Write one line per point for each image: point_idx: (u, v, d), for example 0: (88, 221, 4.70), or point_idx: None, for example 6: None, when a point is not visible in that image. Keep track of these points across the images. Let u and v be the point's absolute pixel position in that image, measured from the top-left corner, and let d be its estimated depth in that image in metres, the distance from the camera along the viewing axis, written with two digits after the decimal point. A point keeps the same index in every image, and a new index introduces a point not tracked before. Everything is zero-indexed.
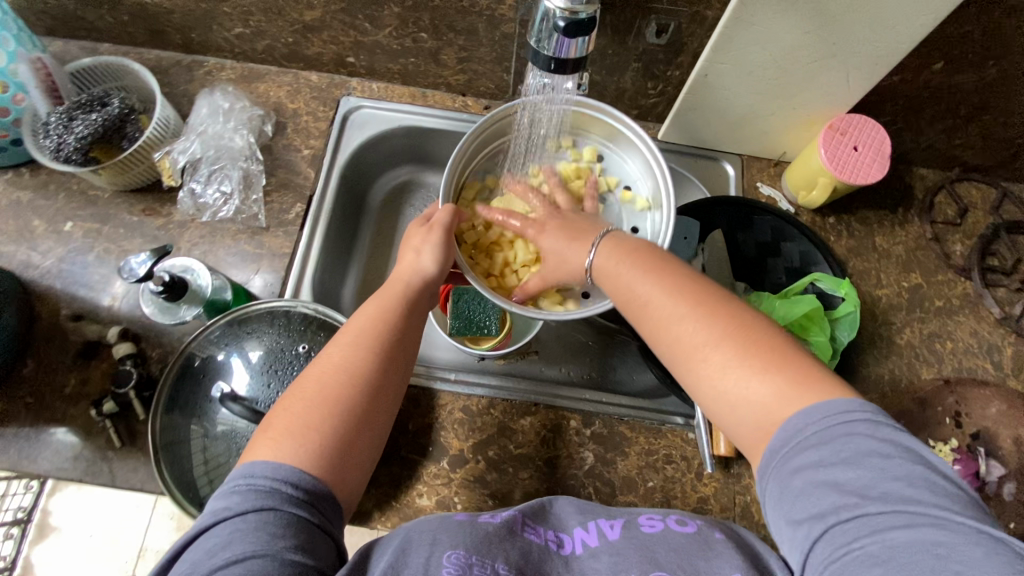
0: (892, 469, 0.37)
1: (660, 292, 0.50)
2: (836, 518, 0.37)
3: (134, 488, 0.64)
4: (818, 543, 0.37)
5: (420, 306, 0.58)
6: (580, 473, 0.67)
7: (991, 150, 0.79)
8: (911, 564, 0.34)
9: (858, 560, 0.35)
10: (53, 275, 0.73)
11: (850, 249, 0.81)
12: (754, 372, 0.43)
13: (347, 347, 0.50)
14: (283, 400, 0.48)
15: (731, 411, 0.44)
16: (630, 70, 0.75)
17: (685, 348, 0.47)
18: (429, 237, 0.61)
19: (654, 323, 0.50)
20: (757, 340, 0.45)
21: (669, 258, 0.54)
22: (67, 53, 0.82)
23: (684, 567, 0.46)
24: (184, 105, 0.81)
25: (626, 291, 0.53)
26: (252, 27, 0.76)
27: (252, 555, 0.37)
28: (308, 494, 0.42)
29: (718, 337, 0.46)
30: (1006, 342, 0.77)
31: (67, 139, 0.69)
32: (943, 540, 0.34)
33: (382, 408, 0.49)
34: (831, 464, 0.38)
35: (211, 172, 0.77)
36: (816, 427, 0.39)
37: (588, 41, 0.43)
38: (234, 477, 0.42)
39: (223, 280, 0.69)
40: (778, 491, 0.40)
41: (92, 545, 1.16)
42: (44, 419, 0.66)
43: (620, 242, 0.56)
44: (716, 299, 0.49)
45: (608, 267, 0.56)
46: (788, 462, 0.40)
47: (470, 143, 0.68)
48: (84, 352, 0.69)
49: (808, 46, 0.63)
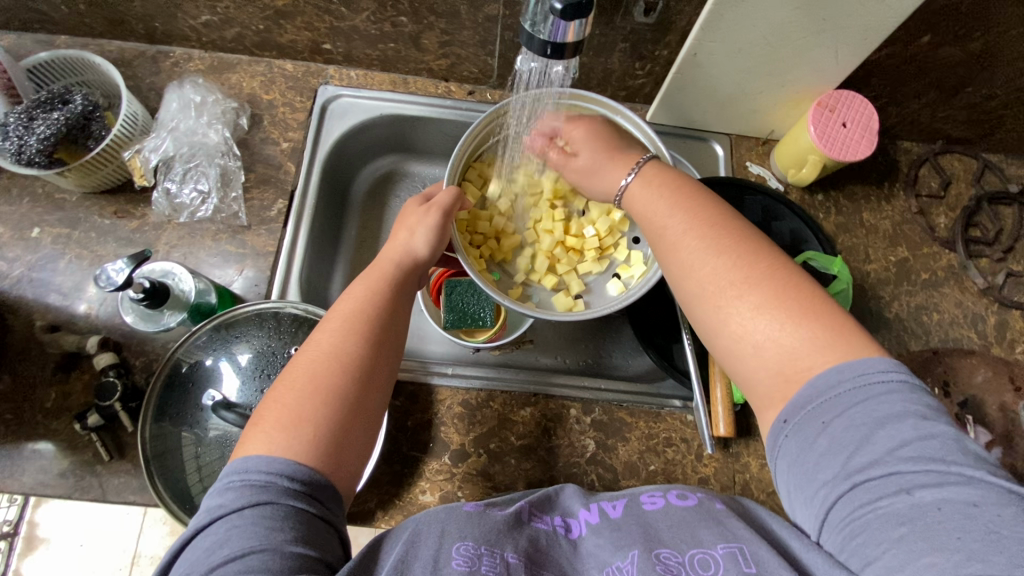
0: (925, 430, 0.36)
1: (695, 224, 0.49)
2: (862, 478, 0.36)
3: (127, 501, 0.62)
4: (840, 501, 0.37)
5: (408, 287, 0.56)
6: (582, 461, 0.67)
7: (974, 121, 0.80)
8: (938, 524, 0.34)
9: (882, 518, 0.35)
10: (23, 285, 0.69)
11: (839, 226, 0.81)
12: (789, 317, 0.42)
13: (336, 334, 0.48)
14: (271, 392, 0.46)
15: (748, 355, 0.44)
16: (617, 51, 0.74)
17: (717, 286, 0.46)
18: (425, 217, 0.59)
19: (683, 255, 0.49)
20: (792, 284, 0.44)
21: (709, 193, 0.52)
22: (20, 47, 0.77)
23: (687, 541, 0.45)
24: (152, 99, 0.77)
25: (658, 221, 0.52)
26: (219, 14, 0.72)
27: (251, 551, 0.36)
28: (306, 485, 0.40)
29: (759, 279, 0.44)
30: (990, 311, 0.79)
31: (28, 140, 0.65)
32: (978, 501, 0.34)
33: (375, 388, 0.48)
34: (861, 423, 0.38)
35: (187, 170, 0.73)
36: (852, 382, 0.39)
37: (585, 23, 0.41)
38: (228, 473, 0.41)
39: (206, 284, 0.66)
40: (803, 450, 0.39)
41: (82, 555, 1.13)
42: (25, 436, 0.63)
43: (651, 177, 0.55)
44: (754, 238, 0.48)
45: (641, 199, 0.55)
46: (815, 418, 0.39)
47: (484, 126, 0.66)
48: (63, 364, 0.66)
49: (797, 22, 0.62)
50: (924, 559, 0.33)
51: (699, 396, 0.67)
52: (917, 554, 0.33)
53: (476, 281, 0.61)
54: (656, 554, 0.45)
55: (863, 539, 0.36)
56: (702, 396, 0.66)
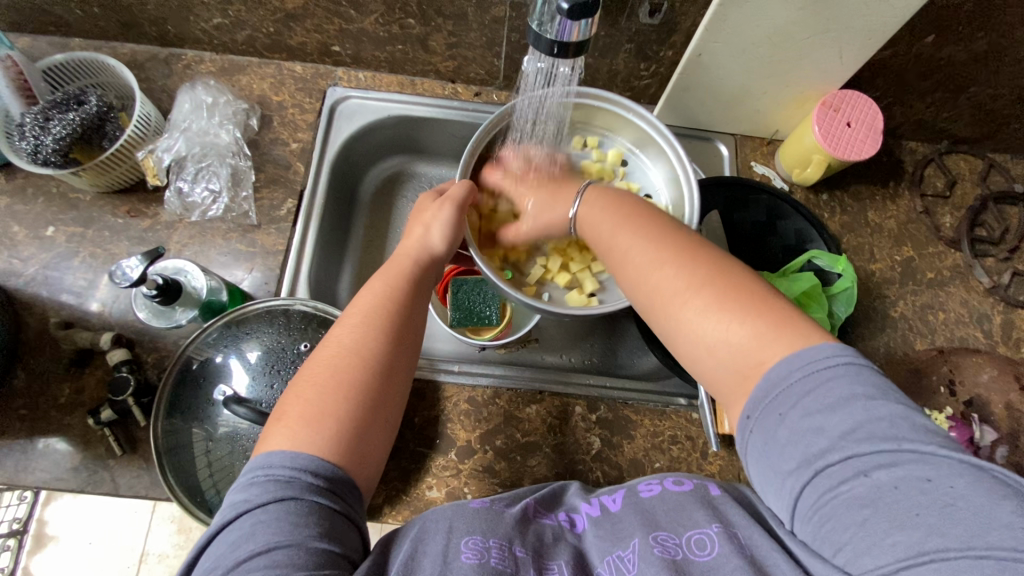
0: (875, 410, 0.36)
1: (636, 238, 0.50)
2: (822, 464, 0.36)
3: (138, 495, 0.63)
4: (806, 489, 0.37)
5: (425, 284, 0.57)
6: (588, 458, 0.67)
7: (979, 121, 0.80)
8: (897, 504, 0.34)
9: (846, 503, 0.35)
10: (38, 282, 0.70)
11: (843, 225, 0.82)
12: (733, 315, 0.43)
13: (356, 330, 0.49)
14: (292, 389, 0.46)
15: (707, 356, 0.44)
16: (622, 52, 0.74)
17: (664, 295, 0.47)
18: (439, 210, 0.60)
19: (631, 269, 0.50)
20: (735, 284, 0.45)
21: (649, 206, 0.53)
22: (36, 50, 0.78)
23: (683, 523, 0.46)
24: (164, 100, 0.78)
25: (604, 239, 0.54)
26: (231, 17, 0.73)
27: (277, 546, 0.37)
28: (329, 482, 0.41)
29: (699, 282, 0.45)
30: (996, 311, 0.79)
31: (44, 140, 0.67)
32: (932, 476, 0.34)
33: (394, 382, 0.48)
34: (814, 411, 0.37)
35: (198, 170, 0.74)
36: (801, 371, 0.39)
37: (591, 23, 0.42)
38: (253, 468, 0.41)
39: (218, 281, 0.67)
40: (765, 441, 0.39)
41: (90, 552, 1.14)
42: (39, 430, 0.64)
43: (596, 196, 0.57)
44: (696, 244, 0.48)
45: (590, 221, 0.56)
46: (771, 411, 0.39)
47: (495, 124, 0.67)
48: (76, 360, 0.67)
49: (801, 22, 0.62)
50: (889, 539, 0.33)
51: (705, 395, 0.67)
52: (881, 535, 0.33)
53: (488, 275, 0.62)
54: (655, 538, 0.45)
55: (831, 525, 0.35)
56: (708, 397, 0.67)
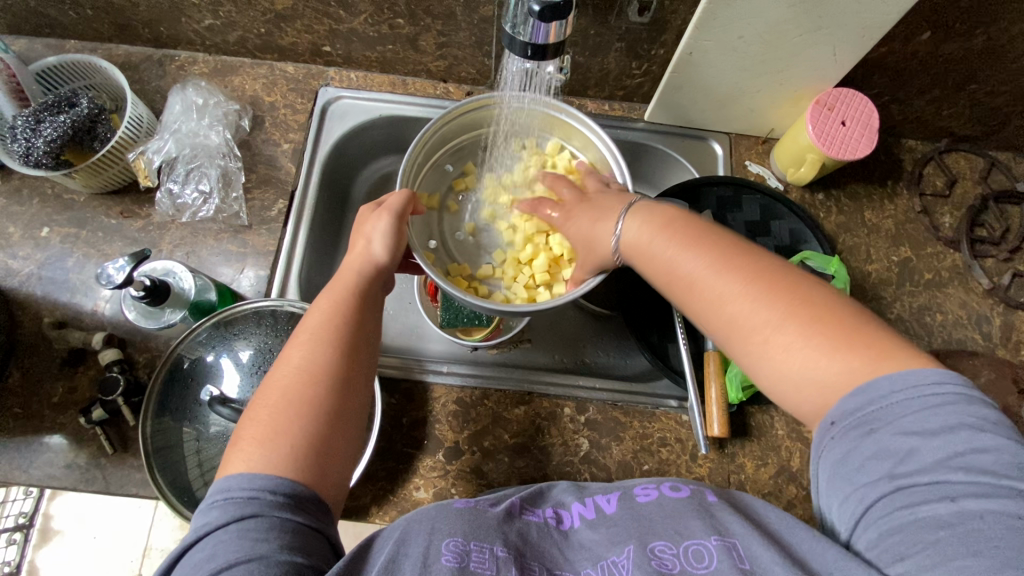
0: (982, 442, 0.36)
1: (706, 265, 0.47)
2: (907, 481, 0.37)
3: (130, 493, 0.64)
4: (881, 500, 0.38)
5: (373, 294, 0.56)
6: (576, 459, 0.67)
7: (980, 119, 0.79)
8: (979, 533, 0.34)
9: (921, 522, 0.36)
10: (32, 282, 0.71)
11: (839, 225, 0.81)
12: (815, 351, 0.41)
13: (303, 349, 0.49)
14: (247, 413, 0.47)
15: (791, 387, 0.43)
16: (613, 50, 0.74)
17: (741, 327, 0.44)
18: (377, 222, 0.57)
19: (702, 304, 0.47)
20: (820, 309, 0.43)
21: (703, 225, 0.50)
22: (31, 52, 0.79)
23: (680, 532, 0.45)
24: (157, 102, 0.79)
25: (663, 267, 0.50)
26: (222, 18, 0.73)
27: (238, 563, 0.37)
28: (290, 497, 0.41)
29: (783, 313, 0.43)
30: (995, 312, 0.78)
31: (36, 142, 0.67)
32: (1022, 513, 0.34)
33: (353, 395, 0.49)
34: (913, 432, 0.37)
35: (189, 171, 0.75)
36: (907, 393, 0.38)
37: (565, 25, 0.42)
38: (212, 492, 0.42)
39: (206, 281, 0.68)
40: (849, 450, 0.39)
41: (96, 546, 1.16)
42: (33, 428, 0.65)
43: (649, 216, 0.52)
44: (768, 268, 0.46)
45: (640, 252, 0.52)
46: (865, 424, 0.39)
47: (432, 130, 0.63)
48: (69, 359, 0.68)
49: (791, 20, 0.61)
50: (958, 562, 0.34)
51: (694, 397, 0.67)
52: (949, 556, 0.34)
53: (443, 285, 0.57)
54: (651, 549, 0.45)
55: (898, 538, 0.36)
56: (697, 398, 0.66)
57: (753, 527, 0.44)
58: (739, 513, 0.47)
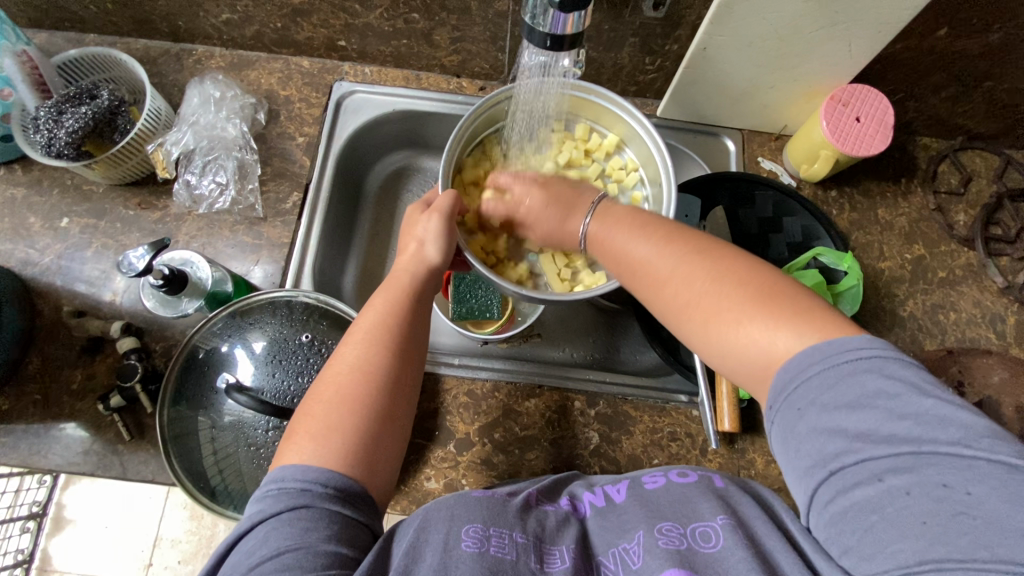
0: (899, 409, 0.35)
1: (658, 249, 0.49)
2: (838, 464, 0.36)
3: (146, 480, 0.65)
4: (819, 488, 0.37)
5: (427, 295, 0.57)
6: (586, 452, 0.68)
7: (996, 117, 0.78)
8: (909, 510, 0.33)
9: (855, 507, 0.35)
10: (52, 272, 0.72)
11: (852, 222, 0.80)
12: (738, 318, 0.43)
13: (358, 346, 0.50)
14: (304, 404, 0.48)
15: (728, 357, 0.44)
16: (627, 46, 0.74)
17: (677, 303, 0.47)
18: (429, 223, 0.57)
19: (653, 279, 0.49)
20: (759, 287, 0.44)
21: (663, 219, 0.52)
22: (52, 46, 0.80)
23: (688, 515, 0.45)
24: (174, 95, 0.80)
25: (619, 251, 0.52)
26: (239, 13, 0.74)
27: (285, 550, 0.38)
28: (340, 491, 0.42)
29: (714, 287, 0.45)
30: (1010, 312, 0.77)
31: (58, 133, 0.68)
32: (950, 482, 0.33)
33: (401, 397, 0.49)
34: (834, 409, 0.37)
35: (206, 163, 0.76)
36: (821, 363, 0.38)
37: (583, 16, 0.42)
38: (267, 481, 0.43)
39: (222, 272, 0.69)
40: (783, 433, 0.39)
41: (108, 535, 1.18)
42: (53, 414, 0.66)
43: (610, 211, 0.55)
44: (715, 252, 0.48)
45: (601, 239, 0.54)
46: (790, 406, 0.39)
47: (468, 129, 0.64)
48: (87, 347, 0.69)
49: (808, 15, 0.61)
50: (893, 546, 0.33)
51: (705, 392, 0.67)
52: (886, 541, 0.33)
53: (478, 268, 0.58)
54: (659, 528, 0.45)
55: (840, 527, 0.35)
56: (708, 393, 0.66)
57: (762, 510, 0.44)
58: (749, 499, 0.46)
